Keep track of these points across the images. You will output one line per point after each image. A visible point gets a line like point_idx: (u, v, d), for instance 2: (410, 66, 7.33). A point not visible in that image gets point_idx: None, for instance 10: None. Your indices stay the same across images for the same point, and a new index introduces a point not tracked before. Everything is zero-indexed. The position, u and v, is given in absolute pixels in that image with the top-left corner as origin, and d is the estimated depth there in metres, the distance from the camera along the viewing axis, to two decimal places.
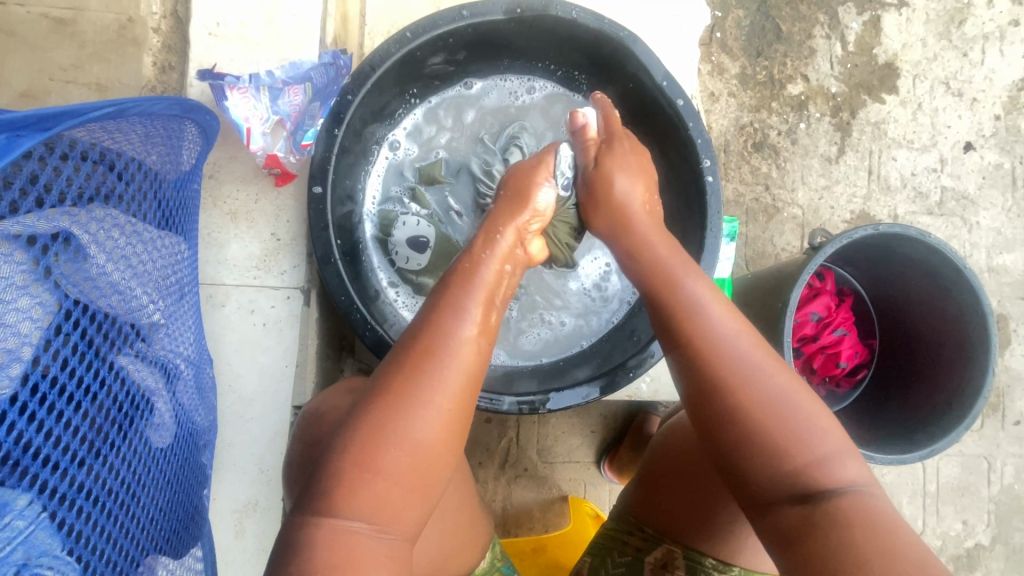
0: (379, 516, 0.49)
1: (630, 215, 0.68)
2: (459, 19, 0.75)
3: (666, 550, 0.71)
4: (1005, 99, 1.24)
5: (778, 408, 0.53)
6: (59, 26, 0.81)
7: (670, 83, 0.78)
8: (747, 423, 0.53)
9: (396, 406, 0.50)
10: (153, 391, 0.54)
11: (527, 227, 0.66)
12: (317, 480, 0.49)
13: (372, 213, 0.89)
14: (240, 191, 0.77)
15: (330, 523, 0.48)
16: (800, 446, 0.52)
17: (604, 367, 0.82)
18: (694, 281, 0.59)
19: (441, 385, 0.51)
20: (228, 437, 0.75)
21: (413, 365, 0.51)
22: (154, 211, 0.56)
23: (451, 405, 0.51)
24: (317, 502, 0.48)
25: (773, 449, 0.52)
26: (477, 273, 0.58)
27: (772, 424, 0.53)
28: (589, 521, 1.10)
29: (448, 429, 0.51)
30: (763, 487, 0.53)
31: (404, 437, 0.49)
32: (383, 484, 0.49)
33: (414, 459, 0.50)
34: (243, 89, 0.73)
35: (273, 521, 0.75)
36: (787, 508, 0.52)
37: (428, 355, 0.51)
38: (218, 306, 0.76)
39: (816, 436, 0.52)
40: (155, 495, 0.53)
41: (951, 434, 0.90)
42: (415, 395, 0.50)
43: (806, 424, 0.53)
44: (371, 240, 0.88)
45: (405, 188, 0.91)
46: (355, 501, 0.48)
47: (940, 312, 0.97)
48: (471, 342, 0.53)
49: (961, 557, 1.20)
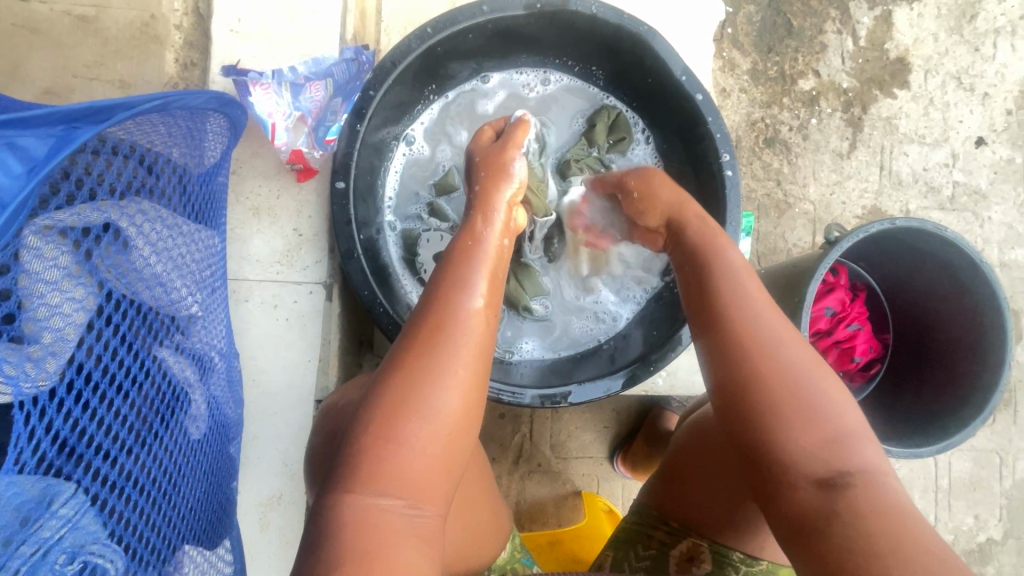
0: (405, 489, 0.49)
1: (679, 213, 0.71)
2: (479, 14, 0.75)
3: (692, 544, 0.72)
4: (1016, 94, 1.24)
5: (795, 372, 0.54)
6: (82, 23, 0.81)
7: (689, 78, 0.78)
8: (763, 393, 0.54)
9: (413, 380, 0.51)
10: (191, 383, 0.54)
11: (512, 200, 0.67)
12: (342, 459, 0.50)
13: (395, 230, 0.89)
14: (262, 187, 0.77)
15: (356, 499, 0.48)
16: (815, 410, 0.52)
17: (624, 361, 0.83)
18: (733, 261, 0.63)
19: (455, 355, 0.52)
20: (252, 431, 0.75)
21: (424, 339, 0.52)
22: (184, 206, 0.57)
23: (466, 376, 0.52)
24: (344, 479, 0.49)
25: (787, 419, 0.52)
26: (479, 247, 0.60)
27: (792, 406, 0.53)
28: (603, 517, 1.11)
29: (467, 402, 0.52)
30: (783, 468, 0.52)
31: (423, 409, 0.50)
32: (408, 456, 0.49)
33: (434, 430, 0.50)
34: (265, 84, 0.73)
35: (297, 513, 0.75)
36: (801, 494, 0.51)
37: (440, 329, 0.53)
38: (241, 302, 0.76)
39: (831, 403, 0.53)
40: (191, 486, 0.54)
41: (967, 428, 0.90)
42: (430, 369, 0.51)
43: (814, 386, 0.53)
44: (398, 261, 0.88)
45: (424, 202, 0.90)
46: (380, 473, 0.49)
47: (957, 305, 0.97)
48: (481, 315, 0.55)
49: (973, 551, 1.20)
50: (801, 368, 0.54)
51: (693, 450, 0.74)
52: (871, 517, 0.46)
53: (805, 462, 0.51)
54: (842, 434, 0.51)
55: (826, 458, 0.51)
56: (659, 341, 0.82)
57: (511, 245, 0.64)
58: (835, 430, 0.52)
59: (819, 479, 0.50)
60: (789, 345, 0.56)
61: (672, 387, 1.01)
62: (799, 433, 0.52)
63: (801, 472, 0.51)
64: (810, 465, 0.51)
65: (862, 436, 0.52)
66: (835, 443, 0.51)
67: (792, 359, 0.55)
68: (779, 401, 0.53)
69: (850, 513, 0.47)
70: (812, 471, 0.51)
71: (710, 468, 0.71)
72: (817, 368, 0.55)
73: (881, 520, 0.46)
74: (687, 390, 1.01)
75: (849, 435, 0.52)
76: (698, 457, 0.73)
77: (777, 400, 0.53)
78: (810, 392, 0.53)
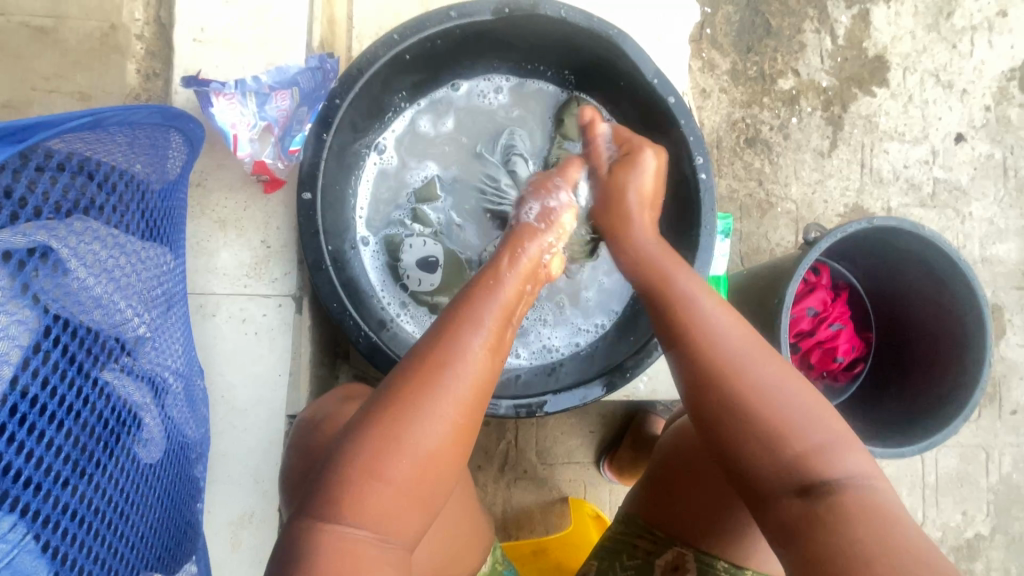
0: (380, 524, 0.48)
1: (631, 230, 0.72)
2: (447, 20, 0.74)
3: (677, 553, 0.70)
4: (995, 90, 1.24)
5: (740, 357, 0.56)
6: (40, 35, 0.79)
7: (661, 81, 0.77)
8: (736, 412, 0.54)
9: (408, 418, 0.50)
10: (140, 406, 0.53)
11: (549, 244, 0.69)
12: (319, 487, 0.49)
13: (376, 242, 0.88)
14: (229, 199, 0.76)
15: (334, 532, 0.47)
16: (773, 401, 0.54)
17: (601, 366, 0.82)
18: (687, 279, 0.63)
19: (454, 396, 0.51)
20: (222, 449, 0.74)
21: (427, 373, 0.52)
22: (138, 222, 0.54)
23: (462, 418, 0.52)
24: (322, 509, 0.48)
25: (770, 438, 0.53)
26: (500, 285, 0.60)
27: (773, 423, 0.53)
28: (590, 522, 1.09)
29: (456, 443, 0.52)
30: (763, 480, 0.54)
31: (411, 449, 0.49)
32: (391, 493, 0.49)
33: (421, 469, 0.50)
34: (229, 95, 0.72)
35: (269, 532, 0.74)
36: (785, 501, 0.52)
37: (442, 368, 0.52)
38: (208, 316, 0.74)
39: (778, 379, 0.55)
40: (145, 512, 0.52)
41: (948, 426, 0.90)
42: (426, 404, 0.50)
43: (766, 367, 0.55)
44: (382, 269, 0.87)
45: (407, 209, 0.90)
46: (360, 507, 0.48)
47: (937, 303, 0.97)
48: (484, 357, 0.54)
49: (961, 547, 1.20)
50: (737, 352, 0.56)
51: (677, 460, 0.73)
52: (852, 504, 0.49)
53: (769, 447, 0.53)
54: (797, 409, 0.53)
55: (781, 444, 0.53)
56: (634, 345, 0.80)
57: (530, 292, 0.64)
58: (816, 446, 0.52)
59: (800, 489, 0.52)
60: (764, 359, 0.56)
61: (654, 390, 1.00)
62: (758, 416, 0.53)
63: (771, 459, 0.53)
64: (769, 449, 0.53)
65: (827, 419, 0.54)
66: (793, 422, 0.53)
67: (730, 346, 0.57)
68: (732, 387, 0.55)
69: (831, 500, 0.50)
70: (793, 481, 0.52)
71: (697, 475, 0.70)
72: (772, 357, 0.57)
73: (857, 509, 0.49)
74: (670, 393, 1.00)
75: (810, 414, 0.53)
76: (686, 464, 0.72)
77: (728, 385, 0.55)
78: (757, 370, 0.55)
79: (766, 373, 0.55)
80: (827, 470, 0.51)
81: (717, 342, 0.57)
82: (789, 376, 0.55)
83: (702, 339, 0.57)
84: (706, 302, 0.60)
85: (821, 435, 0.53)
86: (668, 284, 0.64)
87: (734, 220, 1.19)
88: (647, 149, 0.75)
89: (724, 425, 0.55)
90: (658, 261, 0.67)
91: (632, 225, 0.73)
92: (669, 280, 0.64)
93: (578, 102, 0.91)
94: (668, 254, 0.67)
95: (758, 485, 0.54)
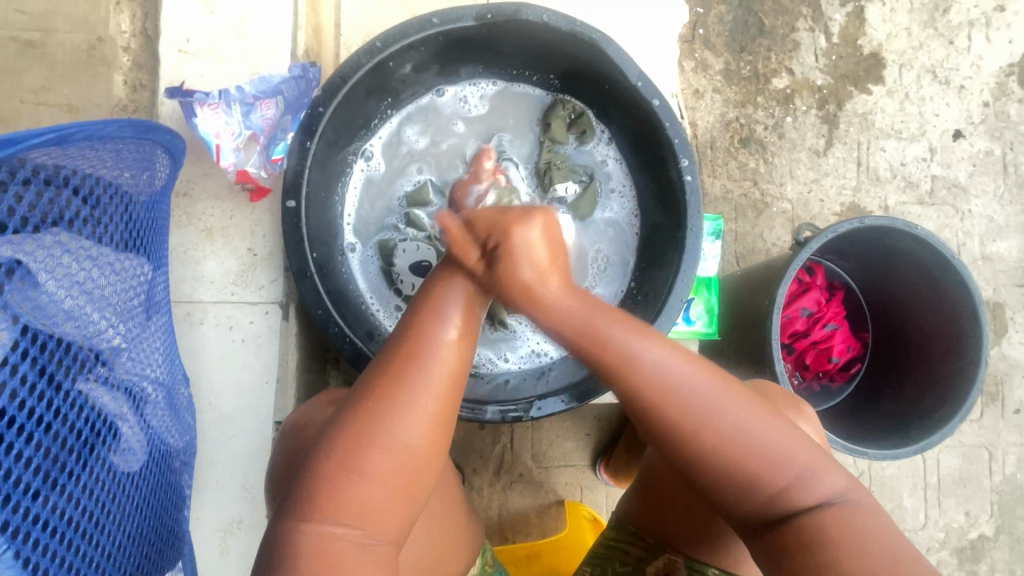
0: (362, 518, 0.48)
1: (532, 285, 0.58)
2: (429, 27, 0.74)
3: (668, 560, 0.70)
4: (993, 86, 1.23)
5: (703, 405, 0.52)
6: (29, 49, 0.81)
7: (645, 84, 0.77)
8: (714, 462, 0.52)
9: (381, 410, 0.50)
10: (116, 415, 0.54)
11: None
12: (296, 487, 0.49)
13: (370, 246, 0.88)
14: (214, 208, 0.77)
15: (312, 528, 0.47)
16: (745, 446, 0.51)
17: (590, 371, 0.82)
18: (628, 335, 0.54)
19: (425, 386, 0.51)
20: (210, 455, 0.74)
21: (398, 366, 0.52)
22: (114, 234, 0.54)
23: (436, 407, 0.52)
24: (298, 507, 0.48)
25: (752, 483, 0.52)
26: (463, 277, 0.61)
27: (752, 468, 0.51)
28: (586, 525, 1.09)
29: (435, 432, 0.52)
30: (745, 514, 0.53)
31: (386, 442, 0.49)
32: (371, 487, 0.49)
33: (399, 460, 0.50)
34: (214, 105, 0.73)
35: (258, 537, 0.74)
36: (770, 530, 0.52)
37: (412, 360, 0.52)
38: (195, 324, 0.75)
39: (750, 423, 0.52)
40: (124, 521, 0.53)
41: (944, 427, 0.89)
42: (398, 394, 0.51)
43: (720, 416, 0.52)
44: (376, 272, 0.88)
45: (401, 213, 0.90)
46: (337, 502, 0.48)
47: (933, 302, 0.96)
48: (454, 345, 0.54)
49: (965, 549, 1.19)
50: (701, 405, 0.52)
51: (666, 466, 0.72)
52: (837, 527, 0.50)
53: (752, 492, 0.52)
54: (774, 450, 0.52)
55: (760, 484, 0.52)
56: None
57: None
58: (795, 481, 0.51)
59: (781, 517, 0.52)
60: (729, 407, 0.52)
61: None
62: (730, 467, 0.52)
63: (756, 502, 0.52)
64: (748, 484, 0.52)
65: (804, 451, 0.52)
66: (767, 465, 0.51)
67: (694, 395, 0.52)
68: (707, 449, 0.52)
69: (813, 527, 0.50)
70: (772, 513, 0.52)
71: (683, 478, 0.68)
72: (736, 397, 0.53)
73: (849, 541, 0.49)
74: None
75: (783, 452, 0.52)
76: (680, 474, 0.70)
77: (698, 445, 0.52)
78: (719, 417, 0.51)
79: (735, 420, 0.52)
80: (807, 501, 0.51)
81: (685, 400, 0.52)
82: (757, 416, 0.52)
83: (661, 398, 0.52)
84: (653, 354, 0.53)
85: (799, 466, 0.52)
86: (605, 344, 0.55)
87: (729, 220, 1.18)
88: (516, 222, 0.60)
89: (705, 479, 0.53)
90: (592, 324, 0.56)
91: (512, 274, 0.58)
92: (607, 338, 0.55)
93: (564, 104, 0.90)
94: (601, 310, 0.56)
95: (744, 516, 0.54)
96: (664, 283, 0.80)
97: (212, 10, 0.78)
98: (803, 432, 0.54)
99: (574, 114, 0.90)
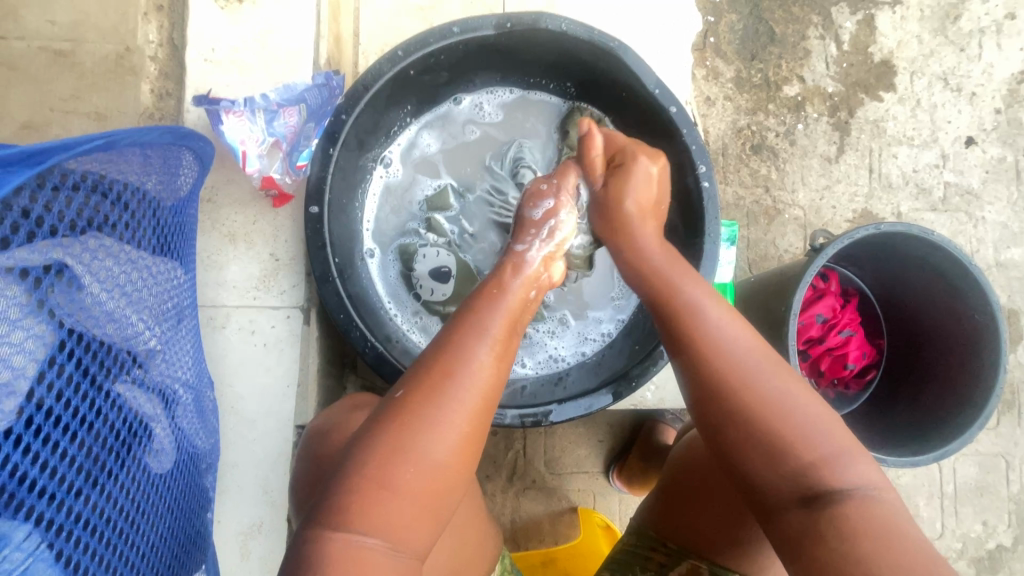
0: (390, 532, 0.49)
1: (633, 230, 0.69)
2: (450, 36, 0.76)
3: (691, 566, 0.69)
4: (1005, 92, 1.23)
5: (749, 362, 0.55)
6: (58, 58, 0.82)
7: (662, 91, 0.78)
8: (749, 423, 0.54)
9: (416, 427, 0.50)
10: (151, 416, 0.55)
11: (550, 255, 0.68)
12: (326, 495, 0.49)
13: (391, 251, 0.89)
14: (238, 214, 0.78)
15: (339, 538, 0.47)
16: (778, 403, 0.54)
17: (607, 376, 0.82)
18: (694, 289, 0.61)
19: (460, 405, 0.52)
20: (232, 459, 0.75)
21: (434, 382, 0.52)
22: (149, 238, 0.56)
23: (468, 428, 0.52)
24: (327, 516, 0.48)
25: (782, 451, 0.53)
26: (503, 296, 0.61)
27: (787, 435, 0.53)
28: (600, 533, 1.08)
29: (465, 451, 0.52)
30: (770, 490, 0.54)
31: (419, 459, 0.50)
32: (400, 502, 0.49)
33: (427, 480, 0.50)
34: (239, 112, 0.74)
35: (278, 541, 0.75)
36: (791, 511, 0.53)
37: (448, 378, 0.52)
38: (218, 328, 0.76)
39: (789, 394, 0.54)
40: (155, 521, 0.54)
41: (964, 434, 0.88)
42: (430, 412, 0.51)
43: (757, 360, 0.55)
44: (396, 277, 0.89)
45: (420, 218, 0.91)
46: (365, 515, 0.48)
47: (950, 309, 0.95)
48: (490, 366, 0.54)
49: (983, 559, 1.17)
50: (754, 366, 0.55)
51: (693, 470, 0.72)
52: (855, 524, 0.49)
53: (776, 458, 0.53)
54: (809, 424, 0.53)
55: (790, 455, 0.52)
56: (642, 354, 0.81)
57: (536, 300, 0.65)
58: (827, 462, 0.52)
59: (806, 499, 0.52)
60: (774, 375, 0.55)
61: (662, 399, 0.99)
62: (766, 430, 0.53)
63: (778, 474, 0.53)
64: (777, 455, 0.53)
65: (832, 429, 0.53)
66: (801, 437, 0.52)
67: (741, 356, 0.55)
68: (738, 395, 0.54)
69: (841, 511, 0.50)
70: (799, 493, 0.52)
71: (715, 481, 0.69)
72: (778, 367, 0.56)
73: (863, 521, 0.49)
74: (678, 401, 0.99)
75: (818, 427, 0.53)
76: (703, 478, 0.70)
77: (736, 396, 0.54)
78: (763, 383, 0.54)
79: (779, 389, 0.54)
80: (836, 483, 0.51)
81: (723, 350, 0.56)
82: (799, 389, 0.54)
83: (708, 350, 0.56)
84: (714, 310, 0.58)
85: (833, 447, 0.52)
86: (672, 293, 0.61)
87: (741, 227, 1.18)
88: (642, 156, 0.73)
89: (726, 432, 0.55)
90: (664, 269, 0.64)
91: (620, 196, 0.71)
92: (675, 292, 0.61)
93: (581, 112, 0.92)
94: (676, 261, 0.64)
95: (766, 496, 0.54)
96: None
97: (237, 20, 0.80)
98: (842, 424, 0.55)
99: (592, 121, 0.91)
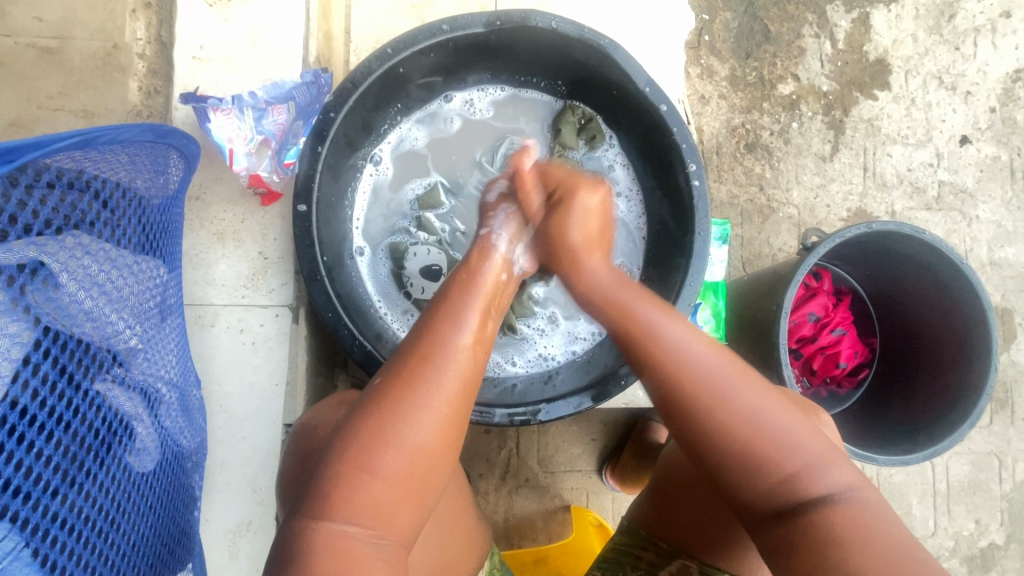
0: (372, 519, 0.49)
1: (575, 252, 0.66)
2: (439, 33, 0.75)
3: (681, 565, 0.69)
4: (1000, 91, 1.23)
5: (720, 384, 0.54)
6: (46, 55, 0.82)
7: (653, 89, 0.77)
8: (727, 443, 0.53)
9: (393, 413, 0.50)
10: (132, 416, 0.54)
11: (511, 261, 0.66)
12: (310, 487, 0.49)
13: (383, 249, 0.89)
14: (227, 212, 0.77)
15: (323, 528, 0.47)
16: (750, 420, 0.53)
17: (596, 375, 0.82)
18: (652, 311, 0.59)
19: (437, 391, 0.52)
20: (220, 457, 0.75)
21: (412, 368, 0.52)
22: (131, 236, 0.55)
23: (448, 411, 0.52)
24: (310, 505, 0.48)
25: (763, 464, 0.53)
26: (477, 281, 0.61)
27: (765, 449, 0.53)
28: (592, 531, 1.08)
29: (444, 437, 0.52)
30: (752, 500, 0.54)
31: (398, 443, 0.49)
32: (381, 487, 0.49)
33: (408, 463, 0.50)
34: (227, 110, 0.73)
35: (266, 540, 0.74)
36: (774, 517, 0.53)
37: (424, 363, 0.53)
38: (207, 326, 0.76)
39: (767, 410, 0.53)
40: (136, 520, 0.54)
41: (954, 433, 0.88)
42: (412, 396, 0.51)
43: (728, 369, 0.54)
44: (387, 276, 0.88)
45: (412, 216, 0.90)
46: (347, 503, 0.48)
47: (941, 308, 0.95)
48: (467, 350, 0.55)
49: (975, 557, 1.18)
50: (724, 382, 0.54)
51: (682, 468, 0.72)
52: (829, 527, 0.50)
53: (752, 472, 0.53)
54: (784, 434, 0.53)
55: (771, 467, 0.53)
56: None
57: (508, 281, 0.65)
58: (807, 470, 0.52)
59: (787, 507, 0.52)
60: (745, 394, 0.54)
61: None
62: (746, 447, 0.53)
63: (757, 483, 0.53)
64: (759, 466, 0.53)
65: (808, 436, 0.53)
66: (780, 448, 0.52)
67: (709, 376, 0.54)
68: (711, 415, 0.53)
69: (820, 518, 0.51)
70: (780, 501, 0.53)
71: (701, 477, 0.69)
72: (750, 382, 0.54)
73: (846, 527, 0.49)
74: None
75: (797, 439, 0.53)
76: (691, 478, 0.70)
77: (710, 418, 0.54)
78: (737, 401, 0.53)
79: (750, 405, 0.53)
80: (815, 490, 0.52)
81: (693, 373, 0.54)
82: (772, 403, 0.54)
83: (678, 373, 0.55)
84: (674, 328, 0.57)
85: (810, 455, 0.53)
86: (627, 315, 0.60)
87: (735, 226, 1.18)
88: (582, 187, 0.70)
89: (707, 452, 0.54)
90: (621, 290, 0.62)
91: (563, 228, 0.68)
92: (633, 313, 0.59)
93: (572, 111, 0.91)
94: (628, 284, 0.62)
95: (748, 505, 0.55)
96: (670, 289, 0.80)
97: (226, 17, 0.79)
98: (818, 429, 0.55)
99: (584, 120, 0.90)
